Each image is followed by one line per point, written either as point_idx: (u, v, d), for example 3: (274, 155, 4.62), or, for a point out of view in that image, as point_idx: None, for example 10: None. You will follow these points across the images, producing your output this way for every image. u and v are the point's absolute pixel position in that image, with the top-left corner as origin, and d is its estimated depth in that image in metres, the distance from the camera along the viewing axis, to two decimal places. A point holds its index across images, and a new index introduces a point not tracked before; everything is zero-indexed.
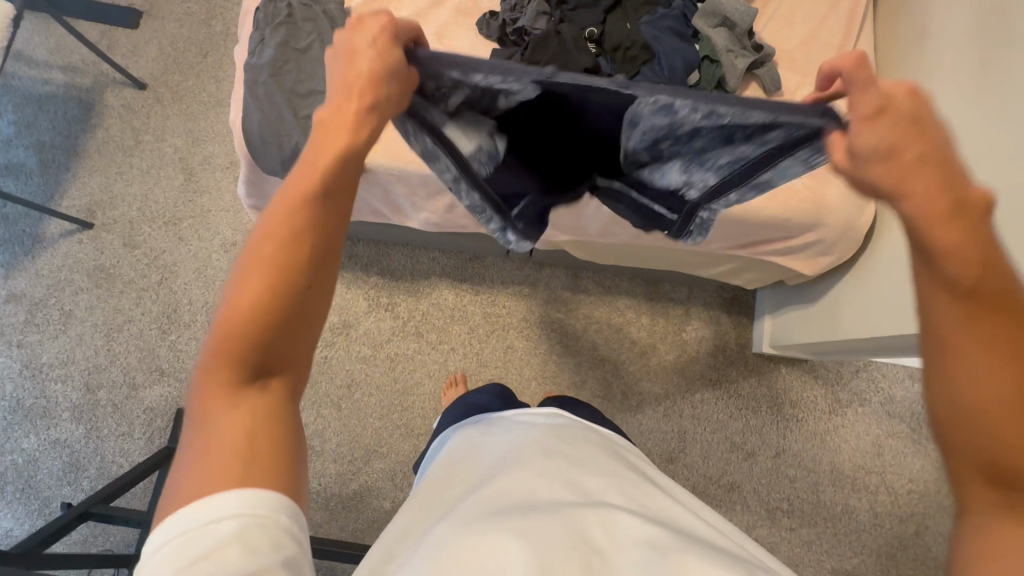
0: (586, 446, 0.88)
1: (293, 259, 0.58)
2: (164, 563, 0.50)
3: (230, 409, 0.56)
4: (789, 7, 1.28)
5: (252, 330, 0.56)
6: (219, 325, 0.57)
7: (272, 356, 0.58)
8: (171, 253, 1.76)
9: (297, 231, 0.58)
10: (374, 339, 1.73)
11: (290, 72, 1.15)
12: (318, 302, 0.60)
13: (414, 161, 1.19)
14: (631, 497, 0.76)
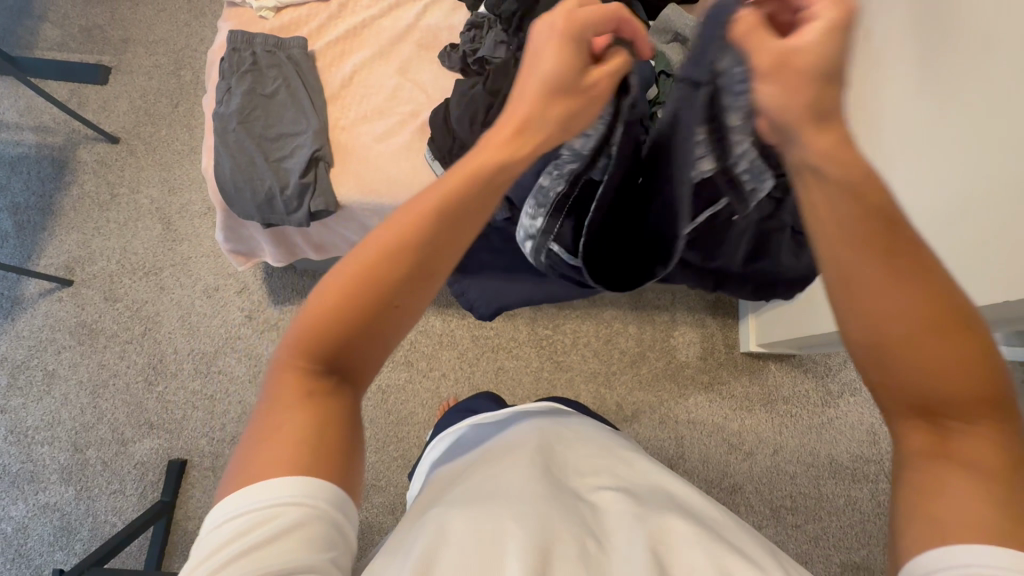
0: (570, 428, 0.87)
1: (398, 273, 0.57)
2: (225, 542, 0.51)
3: (299, 402, 0.56)
4: None
5: (340, 327, 0.56)
6: (315, 305, 0.57)
7: (348, 356, 0.58)
8: (153, 303, 1.75)
9: (412, 243, 0.57)
10: None
11: (258, 118, 1.18)
12: (399, 320, 0.59)
13: (388, 193, 1.20)
14: (615, 471, 0.77)
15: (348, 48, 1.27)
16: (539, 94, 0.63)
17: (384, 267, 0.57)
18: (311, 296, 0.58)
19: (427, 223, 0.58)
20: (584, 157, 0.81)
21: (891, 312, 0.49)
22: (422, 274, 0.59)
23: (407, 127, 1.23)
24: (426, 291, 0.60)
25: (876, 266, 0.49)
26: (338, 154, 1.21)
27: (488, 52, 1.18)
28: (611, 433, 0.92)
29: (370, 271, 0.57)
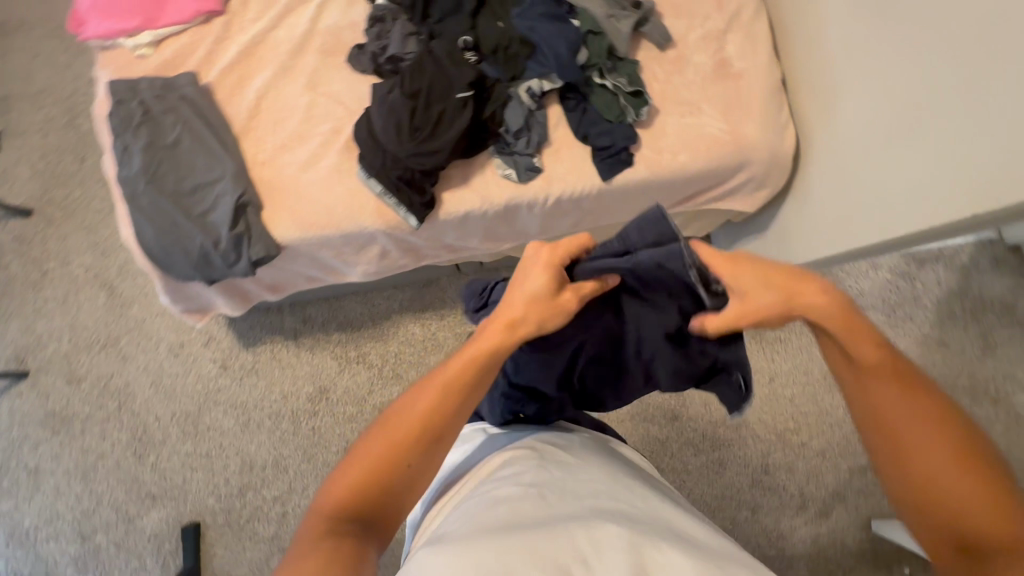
0: (566, 452, 0.84)
1: (416, 435, 0.71)
2: None
3: (317, 545, 0.63)
4: None
5: (369, 481, 0.69)
6: (349, 467, 0.70)
7: (372, 505, 0.69)
8: (121, 375, 1.67)
9: (428, 412, 0.72)
10: (356, 395, 1.68)
11: (168, 173, 1.07)
12: (416, 475, 0.71)
13: (327, 224, 1.12)
14: (614, 493, 0.74)
15: (247, 72, 1.15)
16: (522, 304, 0.74)
17: (406, 432, 0.71)
18: (352, 460, 0.71)
19: (441, 393, 0.73)
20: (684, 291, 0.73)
21: (919, 447, 0.60)
22: (433, 439, 0.72)
23: (331, 147, 1.13)
24: (438, 453, 0.73)
25: (901, 406, 0.61)
26: (265, 192, 1.11)
27: (398, 49, 1.07)
28: (620, 457, 0.90)
29: (391, 436, 0.71)
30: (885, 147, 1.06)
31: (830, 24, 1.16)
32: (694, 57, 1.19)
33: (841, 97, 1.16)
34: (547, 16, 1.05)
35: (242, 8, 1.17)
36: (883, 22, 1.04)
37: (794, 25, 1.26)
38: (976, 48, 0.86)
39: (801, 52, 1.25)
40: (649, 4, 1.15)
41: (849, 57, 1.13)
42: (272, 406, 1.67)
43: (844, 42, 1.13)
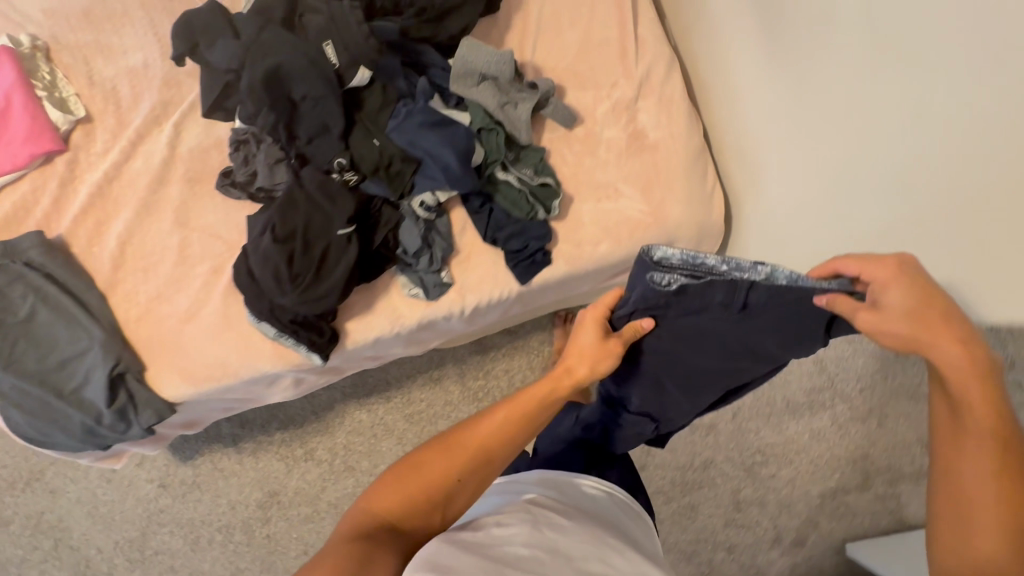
0: (563, 515, 0.74)
1: (468, 453, 0.73)
2: None
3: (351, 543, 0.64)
4: (552, 12, 1.08)
5: (416, 486, 0.70)
6: (397, 470, 0.73)
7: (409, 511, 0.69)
8: (52, 511, 1.55)
9: (490, 434, 0.74)
10: (308, 495, 1.60)
11: (26, 353, 0.94)
12: (461, 493, 0.72)
13: (223, 375, 1.01)
14: (606, 557, 0.67)
15: (104, 216, 1.01)
16: (578, 345, 0.79)
17: (460, 446, 0.73)
18: (399, 467, 0.73)
19: (506, 420, 0.75)
20: (734, 285, 0.72)
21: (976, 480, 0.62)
22: (484, 458, 0.73)
23: (213, 290, 1.01)
24: (485, 475, 0.73)
25: (980, 435, 0.62)
26: (146, 352, 0.99)
27: (266, 179, 0.93)
28: (625, 525, 0.82)
29: (451, 447, 0.73)
30: (825, 220, 0.94)
31: (745, 86, 1.06)
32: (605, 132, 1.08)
33: (768, 163, 1.05)
34: (428, 125, 0.92)
35: (88, 140, 1.02)
36: (801, 79, 0.93)
37: (707, 83, 1.16)
38: (912, 108, 0.75)
39: (720, 114, 1.14)
40: (547, 84, 1.02)
41: (770, 120, 1.02)
42: (220, 520, 1.58)
43: (763, 104, 1.02)
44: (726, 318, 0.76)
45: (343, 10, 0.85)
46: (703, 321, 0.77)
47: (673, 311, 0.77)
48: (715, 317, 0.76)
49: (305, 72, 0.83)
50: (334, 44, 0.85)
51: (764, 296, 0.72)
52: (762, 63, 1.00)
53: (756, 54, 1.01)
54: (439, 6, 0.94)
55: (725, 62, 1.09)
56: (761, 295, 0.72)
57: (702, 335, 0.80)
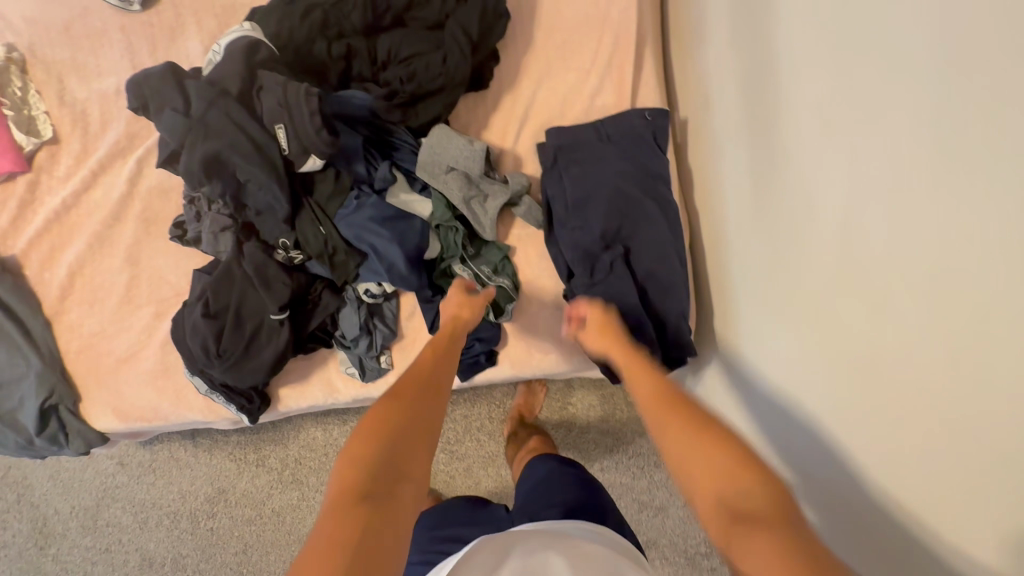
0: None
1: (416, 378, 0.68)
2: None
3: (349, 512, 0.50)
4: (544, 99, 1.00)
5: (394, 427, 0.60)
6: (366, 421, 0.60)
7: (393, 459, 0.57)
8: (20, 467, 1.65)
9: (429, 368, 0.71)
10: (254, 498, 1.65)
11: None
12: (434, 413, 0.65)
13: (155, 418, 1.02)
14: None
15: (58, 242, 1.00)
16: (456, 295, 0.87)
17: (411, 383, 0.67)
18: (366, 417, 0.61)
19: (433, 357, 0.73)
20: (591, 126, 0.98)
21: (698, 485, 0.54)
22: (439, 388, 0.68)
23: (154, 335, 1.00)
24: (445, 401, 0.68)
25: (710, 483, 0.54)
26: (83, 384, 1.01)
27: (210, 246, 0.90)
28: None
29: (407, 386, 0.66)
30: (794, 405, 0.75)
31: (737, 213, 0.89)
32: (584, 232, 0.92)
33: (750, 312, 0.87)
34: (380, 219, 0.88)
35: (52, 162, 1.01)
36: (777, 108, 0.74)
37: (701, 203, 1.01)
38: (882, 296, 0.57)
39: (713, 238, 0.98)
40: (520, 181, 0.95)
41: (752, 259, 0.85)
42: (170, 505, 1.65)
43: (750, 239, 0.85)
44: (599, 152, 0.96)
45: (300, 94, 0.80)
46: (594, 160, 0.96)
47: (571, 166, 0.96)
48: (601, 152, 0.96)
49: (249, 158, 0.80)
50: (285, 129, 0.81)
51: (613, 130, 0.98)
52: (747, 188, 0.84)
53: (746, 181, 0.85)
54: (410, 92, 0.89)
55: (721, 186, 0.93)
56: (614, 127, 0.98)
57: (607, 184, 0.94)
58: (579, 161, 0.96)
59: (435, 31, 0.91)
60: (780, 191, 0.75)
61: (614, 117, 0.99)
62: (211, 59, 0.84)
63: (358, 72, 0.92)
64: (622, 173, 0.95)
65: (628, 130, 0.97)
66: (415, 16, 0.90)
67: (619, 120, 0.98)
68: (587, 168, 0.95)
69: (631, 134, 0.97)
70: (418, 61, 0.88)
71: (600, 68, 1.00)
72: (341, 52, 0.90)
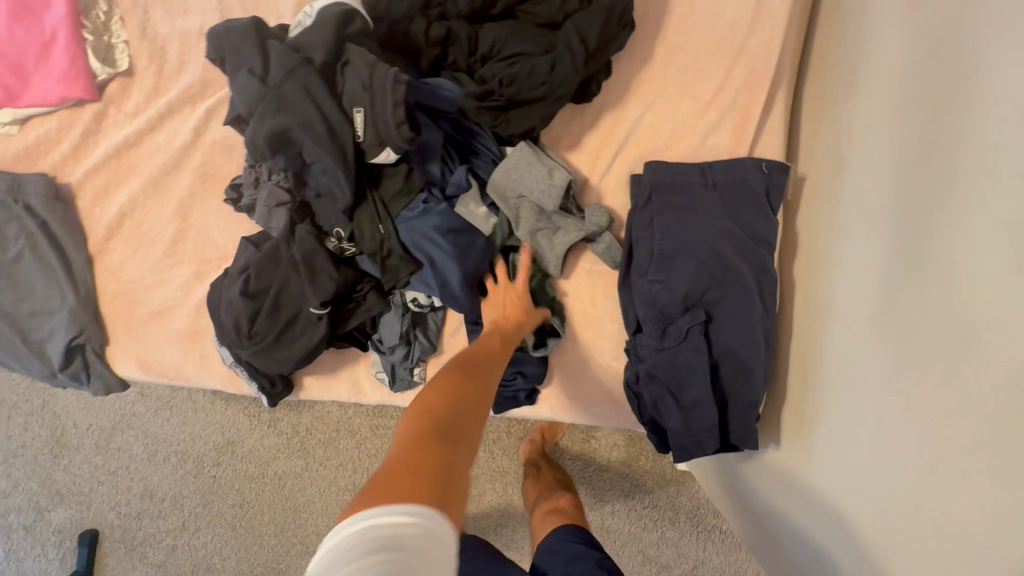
0: None
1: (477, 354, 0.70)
2: None
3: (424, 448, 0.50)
4: (648, 127, 0.89)
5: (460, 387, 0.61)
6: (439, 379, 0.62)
7: (461, 413, 0.57)
8: None
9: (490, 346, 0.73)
10: (260, 457, 1.64)
11: (4, 292, 0.93)
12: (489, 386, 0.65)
13: (176, 379, 0.98)
14: None
15: (115, 180, 0.97)
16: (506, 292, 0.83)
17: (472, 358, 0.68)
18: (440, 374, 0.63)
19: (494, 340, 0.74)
20: (697, 167, 0.86)
21: None
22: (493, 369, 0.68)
23: (191, 294, 0.96)
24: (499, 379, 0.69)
25: None
26: (114, 329, 0.98)
27: (262, 220, 0.84)
28: None
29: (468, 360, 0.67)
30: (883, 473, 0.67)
31: (847, 313, 0.77)
32: (665, 290, 0.82)
33: (838, 430, 0.75)
34: (445, 229, 0.79)
35: (122, 96, 0.96)
36: (949, 139, 0.63)
37: (800, 281, 0.89)
38: None
39: (807, 327, 0.85)
40: (602, 220, 0.84)
41: (860, 375, 0.72)
42: (180, 444, 1.66)
43: (861, 350, 0.73)
44: (701, 199, 0.84)
45: (387, 80, 0.70)
46: (694, 208, 0.84)
47: (665, 211, 0.84)
48: (703, 200, 0.84)
49: (320, 140, 0.71)
50: (364, 114, 0.72)
51: (723, 175, 0.85)
52: (874, 235, 0.73)
53: (872, 253, 0.73)
54: (508, 96, 0.78)
55: (834, 273, 0.81)
56: (723, 173, 0.85)
57: (703, 239, 0.82)
58: (676, 207, 0.84)
59: (546, 31, 0.80)
60: (927, 313, 0.63)
61: (727, 163, 0.85)
62: (300, 22, 0.76)
63: (453, 60, 0.83)
64: (722, 230, 0.82)
65: (740, 180, 0.84)
66: (527, 11, 0.80)
67: (733, 166, 0.85)
68: (682, 217, 0.84)
69: (743, 182, 0.85)
70: (523, 62, 0.77)
71: (722, 104, 0.87)
72: (439, 36, 0.81)
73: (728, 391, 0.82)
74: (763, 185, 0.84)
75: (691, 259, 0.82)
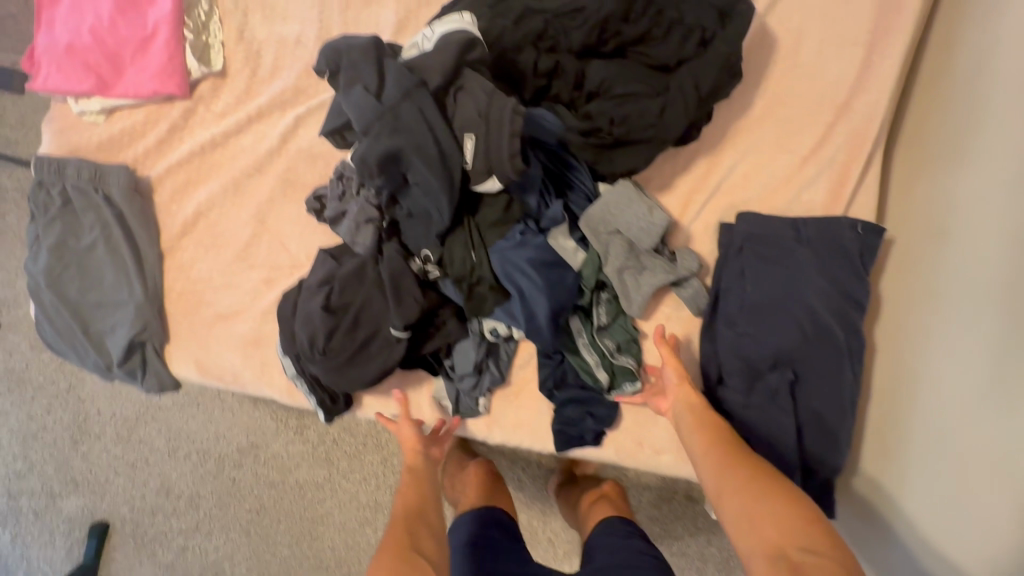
0: None
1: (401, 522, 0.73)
2: None
3: None
4: (742, 175, 0.88)
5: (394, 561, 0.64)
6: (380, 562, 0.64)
7: None
8: None
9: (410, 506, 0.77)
10: (281, 463, 1.60)
11: (72, 281, 0.92)
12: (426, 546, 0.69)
13: (232, 384, 0.96)
14: None
15: (195, 178, 0.96)
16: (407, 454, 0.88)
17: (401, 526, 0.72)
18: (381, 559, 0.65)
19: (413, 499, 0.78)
20: (791, 221, 0.85)
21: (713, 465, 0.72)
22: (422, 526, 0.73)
23: (259, 300, 0.94)
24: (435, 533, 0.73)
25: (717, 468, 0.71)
26: (176, 328, 0.96)
27: (347, 234, 0.83)
28: None
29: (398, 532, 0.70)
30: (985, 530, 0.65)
31: (931, 385, 0.77)
32: (754, 344, 0.80)
33: (931, 480, 0.74)
34: (536, 261, 0.78)
35: (213, 95, 0.96)
36: None
37: (885, 337, 0.88)
38: None
39: (890, 390, 0.84)
40: (692, 268, 0.84)
41: (951, 430, 0.72)
42: (203, 442, 1.63)
43: (952, 407, 0.72)
44: (797, 254, 0.82)
45: (504, 111, 0.70)
46: (788, 262, 0.82)
47: (757, 263, 0.83)
48: (798, 254, 0.83)
49: (430, 163, 0.70)
50: (475, 141, 0.72)
51: (818, 232, 0.84)
52: (980, 288, 0.71)
53: (975, 305, 0.72)
54: (616, 135, 0.78)
55: (920, 342, 0.80)
56: (819, 230, 0.84)
57: (796, 294, 0.81)
58: (768, 259, 0.83)
59: (656, 74, 0.80)
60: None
61: (822, 219, 0.84)
62: (418, 43, 0.76)
63: (556, 92, 0.82)
64: (817, 287, 0.81)
65: (835, 238, 0.83)
66: (640, 51, 0.80)
67: (828, 223, 0.84)
68: (775, 271, 0.82)
69: (839, 239, 0.83)
70: (632, 104, 0.78)
71: (820, 159, 0.86)
72: (547, 68, 0.80)
73: (809, 454, 0.80)
74: (859, 245, 0.83)
75: (783, 314, 0.80)
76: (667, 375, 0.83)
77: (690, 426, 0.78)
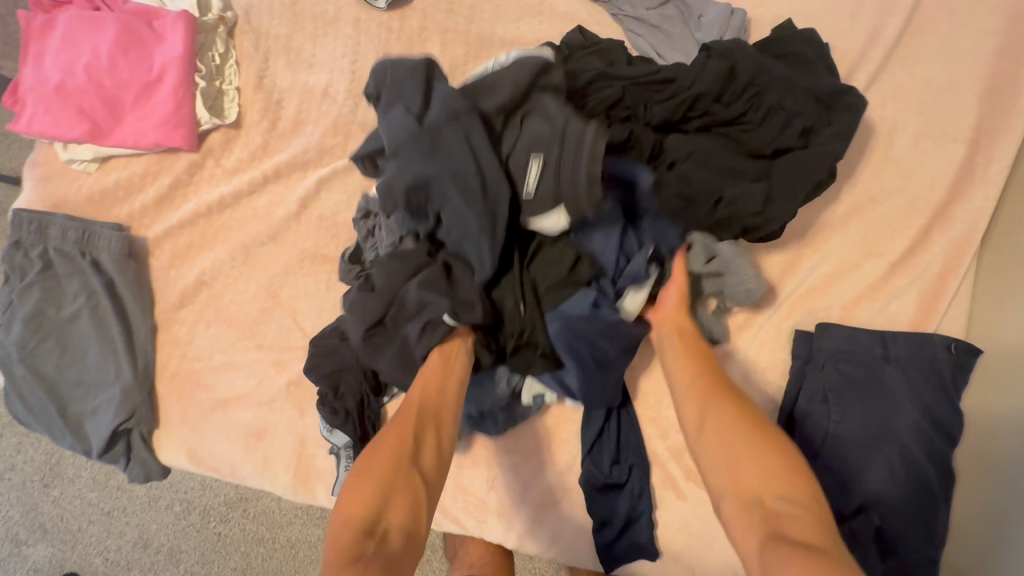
0: None
1: (394, 427, 0.60)
2: None
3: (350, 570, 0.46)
4: (821, 278, 0.78)
5: (372, 480, 0.54)
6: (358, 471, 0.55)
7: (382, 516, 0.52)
8: None
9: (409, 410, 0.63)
10: (273, 519, 1.45)
11: (48, 355, 0.79)
12: (419, 460, 0.58)
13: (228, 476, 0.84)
14: None
15: (200, 240, 0.84)
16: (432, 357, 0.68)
17: (393, 429, 0.60)
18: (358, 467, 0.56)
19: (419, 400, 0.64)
20: (877, 336, 0.75)
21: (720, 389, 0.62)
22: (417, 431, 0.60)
23: (265, 384, 0.83)
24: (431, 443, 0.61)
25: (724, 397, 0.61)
26: (167, 410, 0.84)
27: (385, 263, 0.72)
28: None
29: (391, 434, 0.59)
30: None
31: None
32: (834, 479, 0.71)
33: None
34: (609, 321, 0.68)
35: (224, 149, 0.84)
36: None
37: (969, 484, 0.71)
38: None
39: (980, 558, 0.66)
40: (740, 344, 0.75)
41: None
42: (188, 491, 1.47)
43: None
44: (883, 377, 0.73)
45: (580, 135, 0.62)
46: (872, 383, 0.73)
47: (838, 383, 0.74)
48: (884, 376, 0.73)
49: (470, 194, 0.60)
50: (541, 164, 0.62)
51: (906, 350, 0.74)
52: None
53: None
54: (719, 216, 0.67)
55: None
56: (908, 348, 0.74)
57: (883, 422, 0.71)
58: (850, 378, 0.74)
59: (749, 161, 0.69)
60: None
61: (913, 336, 0.74)
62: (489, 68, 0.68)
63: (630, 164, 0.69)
64: (907, 415, 0.71)
65: (925, 357, 0.73)
66: (728, 133, 0.70)
67: (919, 342, 0.74)
68: (859, 393, 0.73)
69: (933, 361, 0.73)
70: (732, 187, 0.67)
71: (908, 266, 0.77)
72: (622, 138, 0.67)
73: None
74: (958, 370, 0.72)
75: (870, 445, 0.71)
76: (667, 293, 0.71)
77: (677, 346, 0.68)
